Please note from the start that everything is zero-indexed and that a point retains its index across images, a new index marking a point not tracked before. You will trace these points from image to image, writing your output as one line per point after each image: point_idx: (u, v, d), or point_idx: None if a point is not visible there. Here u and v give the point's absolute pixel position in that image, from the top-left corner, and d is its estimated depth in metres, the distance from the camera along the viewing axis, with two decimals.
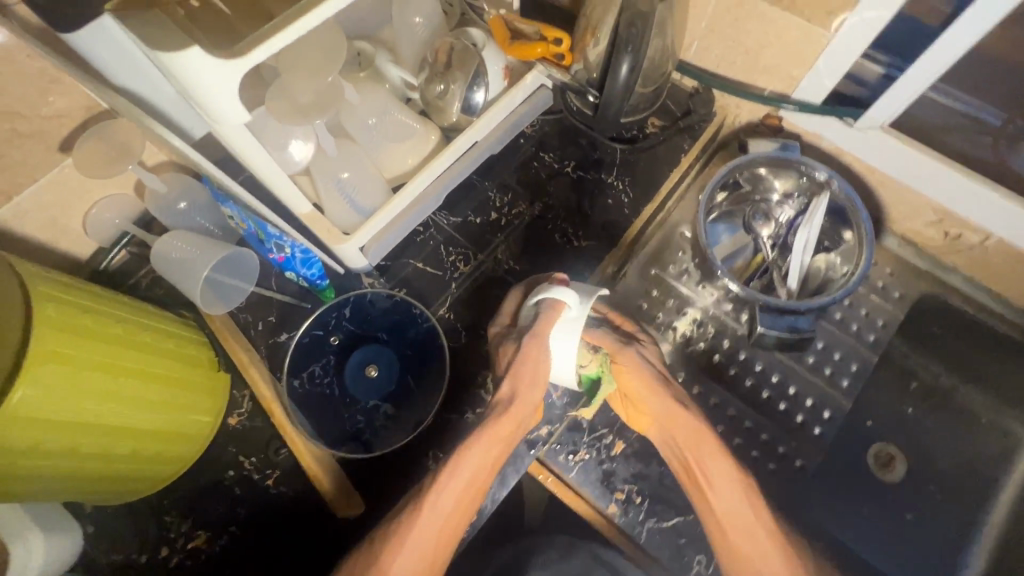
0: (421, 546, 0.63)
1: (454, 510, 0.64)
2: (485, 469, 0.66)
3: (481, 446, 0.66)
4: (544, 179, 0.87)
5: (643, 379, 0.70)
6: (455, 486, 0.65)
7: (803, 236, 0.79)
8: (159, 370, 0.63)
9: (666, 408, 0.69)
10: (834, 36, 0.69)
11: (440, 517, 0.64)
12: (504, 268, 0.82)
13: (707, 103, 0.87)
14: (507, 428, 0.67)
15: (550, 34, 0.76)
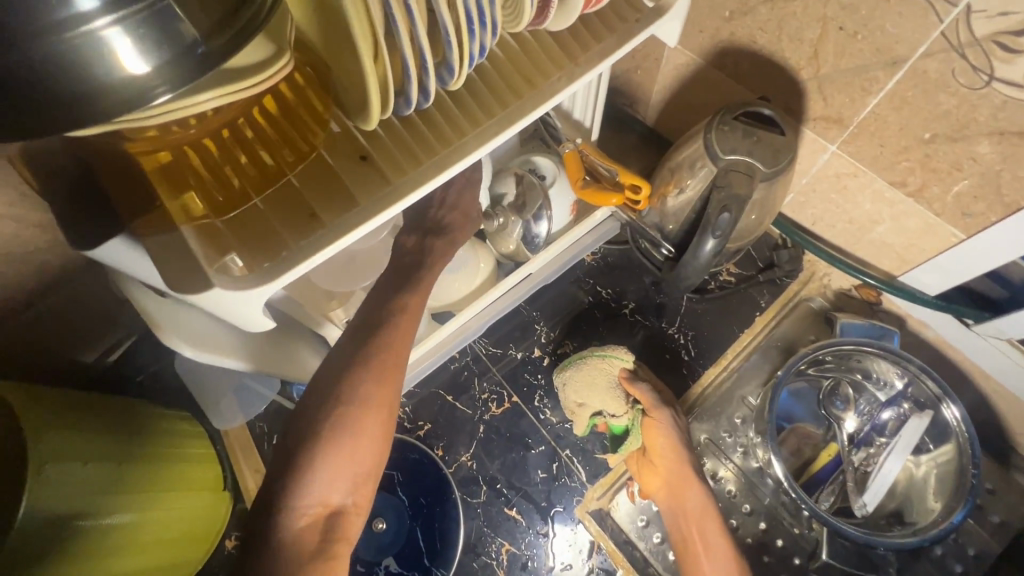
0: (372, 417, 0.48)
1: (394, 383, 0.50)
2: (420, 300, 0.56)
3: (417, 281, 0.57)
4: (597, 317, 0.79)
5: (670, 446, 0.67)
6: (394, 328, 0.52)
7: (892, 462, 0.67)
8: (171, 505, 0.60)
9: (675, 462, 0.67)
10: (966, 239, 0.58)
11: (382, 386, 0.49)
12: (539, 417, 0.74)
13: (795, 261, 0.76)
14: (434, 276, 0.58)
15: (629, 180, 0.67)
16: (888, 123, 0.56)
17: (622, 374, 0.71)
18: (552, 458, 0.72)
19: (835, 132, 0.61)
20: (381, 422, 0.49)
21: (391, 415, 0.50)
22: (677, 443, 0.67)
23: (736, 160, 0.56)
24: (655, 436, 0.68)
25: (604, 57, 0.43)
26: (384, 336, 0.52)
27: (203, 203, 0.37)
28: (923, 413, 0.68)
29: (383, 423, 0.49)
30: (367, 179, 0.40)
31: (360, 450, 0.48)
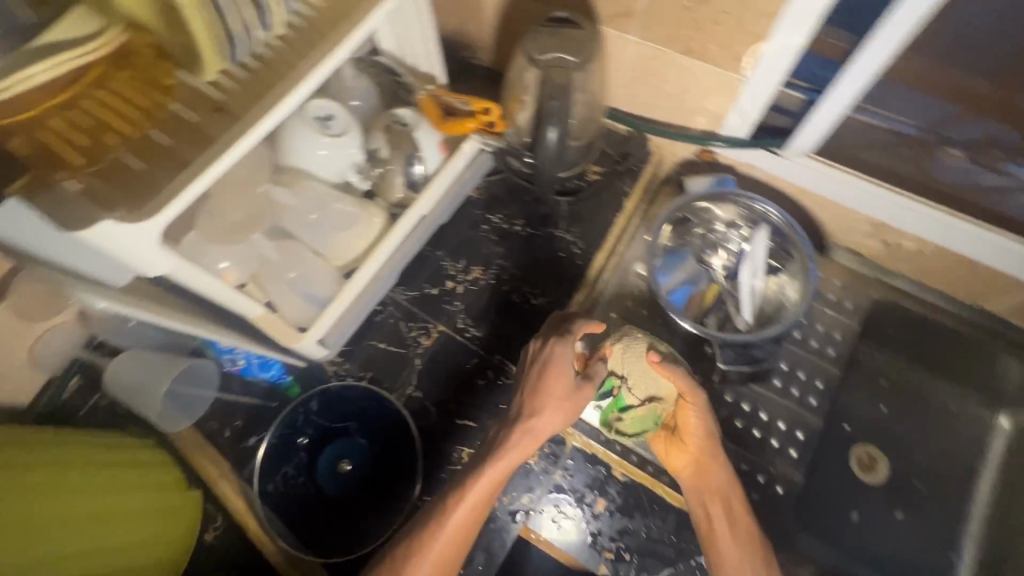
0: (445, 536, 0.61)
1: (462, 530, 0.61)
2: (496, 482, 0.63)
3: (484, 475, 0.63)
4: (494, 241, 0.88)
5: (700, 432, 0.69)
6: (448, 532, 0.61)
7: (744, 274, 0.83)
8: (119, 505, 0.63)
9: (704, 441, 0.68)
10: (747, 78, 0.72)
11: (453, 532, 0.61)
12: (466, 335, 0.82)
13: (643, 146, 0.90)
14: (506, 471, 0.64)
15: (479, 105, 0.77)
16: (660, 4, 0.69)
17: (651, 355, 0.70)
18: (485, 367, 0.80)
19: (629, 24, 0.74)
20: (434, 566, 0.60)
21: (449, 561, 0.61)
22: (700, 417, 0.69)
23: (551, 58, 0.66)
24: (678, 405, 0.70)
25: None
26: (480, 483, 0.63)
27: (69, 166, 0.41)
28: (761, 228, 0.83)
29: (443, 563, 0.60)
30: (223, 124, 0.46)
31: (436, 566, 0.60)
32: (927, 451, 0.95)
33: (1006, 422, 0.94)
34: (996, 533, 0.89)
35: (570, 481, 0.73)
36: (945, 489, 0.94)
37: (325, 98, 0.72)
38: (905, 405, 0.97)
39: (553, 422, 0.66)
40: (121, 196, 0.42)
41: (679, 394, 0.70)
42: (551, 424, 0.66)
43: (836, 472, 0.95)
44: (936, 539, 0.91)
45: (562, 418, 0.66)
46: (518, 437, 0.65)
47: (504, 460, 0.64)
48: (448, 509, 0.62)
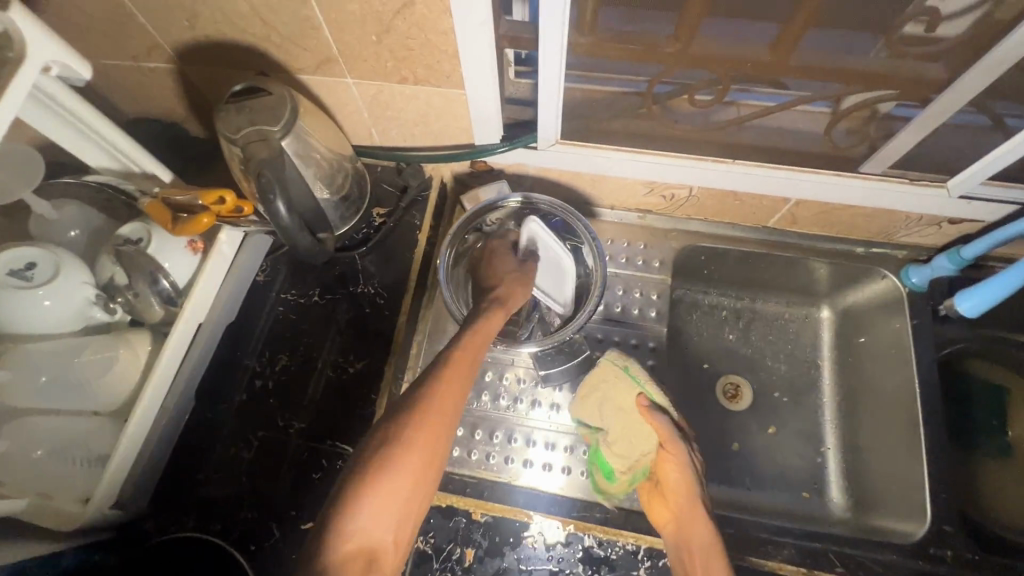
0: (435, 399, 0.61)
1: (459, 384, 0.63)
2: (476, 343, 0.68)
3: (462, 340, 0.68)
4: (296, 319, 0.82)
5: (681, 475, 0.71)
6: (440, 389, 0.62)
7: (532, 265, 0.79)
8: None
9: (686, 484, 0.71)
10: (464, 91, 0.71)
11: (451, 387, 0.63)
12: (290, 431, 0.76)
13: (417, 173, 0.87)
14: (486, 333, 0.70)
15: (208, 195, 0.70)
16: (351, 44, 0.66)
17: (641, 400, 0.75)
18: (318, 457, 0.74)
19: (337, 68, 0.71)
20: (439, 416, 0.60)
21: (449, 419, 0.61)
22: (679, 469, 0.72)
23: (246, 134, 0.62)
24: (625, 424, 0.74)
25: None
26: (466, 344, 0.67)
27: None
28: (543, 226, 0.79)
29: (446, 419, 0.61)
30: None
31: (423, 443, 0.58)
32: (776, 361, 1.03)
33: (828, 313, 1.03)
34: (846, 417, 0.96)
35: (432, 545, 0.69)
36: (800, 389, 1.01)
37: (19, 245, 0.64)
38: (745, 326, 1.05)
39: (521, 294, 0.76)
40: None
41: (660, 446, 0.74)
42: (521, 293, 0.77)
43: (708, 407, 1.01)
44: (804, 437, 0.97)
45: (525, 287, 0.77)
46: (485, 311, 0.72)
47: (481, 329, 0.70)
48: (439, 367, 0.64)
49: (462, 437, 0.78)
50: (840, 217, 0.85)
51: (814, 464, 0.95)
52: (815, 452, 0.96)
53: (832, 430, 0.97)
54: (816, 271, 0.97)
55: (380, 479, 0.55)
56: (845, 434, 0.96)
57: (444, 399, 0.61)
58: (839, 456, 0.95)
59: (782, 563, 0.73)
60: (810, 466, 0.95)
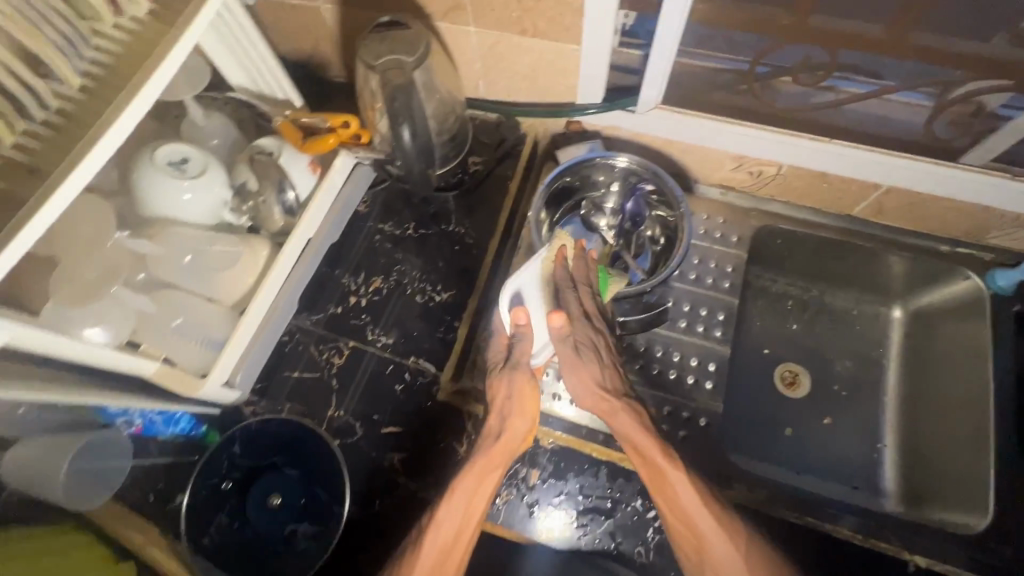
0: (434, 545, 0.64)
1: (464, 518, 0.66)
2: (476, 479, 0.67)
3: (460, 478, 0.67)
4: (390, 247, 0.89)
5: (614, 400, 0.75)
6: (441, 534, 0.65)
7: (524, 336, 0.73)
8: None
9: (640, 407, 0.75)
10: (580, 46, 0.76)
11: (461, 515, 0.66)
12: (378, 345, 0.82)
13: (515, 128, 0.92)
14: (496, 459, 0.69)
15: (337, 120, 0.78)
16: None
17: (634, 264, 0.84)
18: (402, 371, 0.80)
19: (464, 16, 0.77)
20: (447, 545, 0.65)
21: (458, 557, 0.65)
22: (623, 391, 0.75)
23: (386, 60, 0.68)
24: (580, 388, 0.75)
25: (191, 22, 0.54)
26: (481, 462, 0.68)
27: None
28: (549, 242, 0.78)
29: (450, 553, 0.64)
30: (30, 188, 0.46)
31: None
32: (842, 355, 1.02)
33: (900, 314, 1.02)
34: (908, 415, 0.96)
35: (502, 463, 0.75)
36: (864, 384, 1.00)
37: (177, 142, 0.71)
38: (811, 317, 1.05)
39: (520, 416, 0.71)
40: None
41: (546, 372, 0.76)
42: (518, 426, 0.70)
43: (764, 391, 1.02)
44: (861, 432, 0.97)
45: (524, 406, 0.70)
46: (494, 437, 0.70)
47: (480, 463, 0.68)
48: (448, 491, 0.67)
49: None
50: (928, 210, 0.85)
51: (870, 459, 0.95)
52: (871, 448, 0.96)
53: (893, 428, 0.96)
54: (892, 266, 0.96)
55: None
56: (905, 432, 0.95)
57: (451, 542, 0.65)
58: (897, 455, 0.94)
59: (843, 528, 0.72)
60: (864, 461, 0.95)
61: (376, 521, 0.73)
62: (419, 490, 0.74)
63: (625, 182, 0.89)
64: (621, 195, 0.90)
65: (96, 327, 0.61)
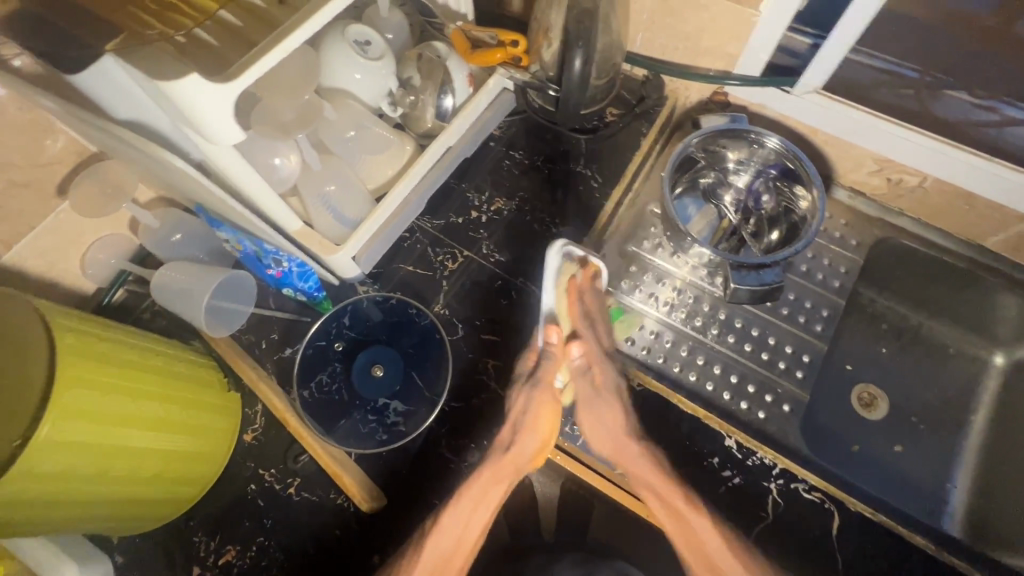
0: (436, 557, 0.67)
1: (463, 529, 0.69)
2: (475, 502, 0.70)
3: (464, 494, 0.70)
4: (517, 174, 0.92)
5: (609, 438, 0.74)
6: (444, 546, 0.68)
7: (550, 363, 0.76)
8: (171, 392, 0.65)
9: (622, 439, 0.73)
10: (761, 13, 0.76)
11: (460, 530, 0.69)
12: (490, 260, 0.86)
13: (659, 88, 0.94)
14: (500, 476, 0.71)
15: (507, 37, 0.82)
16: None
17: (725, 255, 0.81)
18: (508, 288, 0.84)
19: None
20: (443, 560, 0.67)
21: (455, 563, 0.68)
22: (619, 419, 0.75)
23: None
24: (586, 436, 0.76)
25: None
26: (468, 509, 0.70)
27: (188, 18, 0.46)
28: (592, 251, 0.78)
29: (451, 563, 0.68)
30: (287, 13, 0.50)
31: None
32: (930, 389, 0.99)
33: (1002, 362, 0.98)
34: (990, 463, 0.92)
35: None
36: (947, 423, 0.97)
37: (364, 25, 0.76)
38: (905, 345, 1.01)
39: (528, 444, 0.73)
40: (208, 71, 0.46)
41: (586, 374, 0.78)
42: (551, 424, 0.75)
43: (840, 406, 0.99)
44: (935, 468, 0.94)
45: (534, 437, 0.72)
46: (502, 449, 0.72)
47: (474, 486, 0.70)
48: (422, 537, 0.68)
49: (634, 329, 0.87)
50: None
51: (938, 495, 0.92)
52: (941, 485, 0.93)
53: (969, 471, 0.93)
54: (1007, 309, 0.93)
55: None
56: (981, 479, 0.92)
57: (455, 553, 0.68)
58: (968, 498, 0.91)
59: (916, 536, 0.71)
60: (932, 495, 0.92)
61: (465, 416, 0.77)
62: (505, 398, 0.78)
63: (761, 162, 0.88)
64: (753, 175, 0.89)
65: (280, 158, 0.70)
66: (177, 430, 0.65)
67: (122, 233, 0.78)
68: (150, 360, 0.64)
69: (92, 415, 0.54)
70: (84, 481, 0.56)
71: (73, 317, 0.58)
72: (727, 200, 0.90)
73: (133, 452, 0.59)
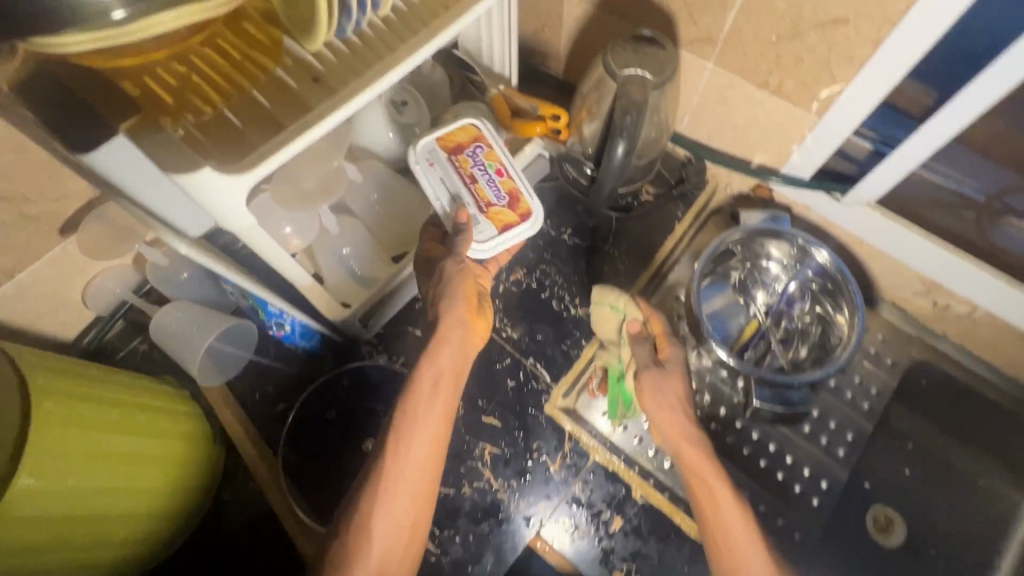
0: (399, 472, 0.61)
1: (424, 441, 0.63)
2: (428, 415, 0.64)
3: (409, 398, 0.65)
4: (541, 246, 0.88)
5: (668, 411, 0.69)
6: (407, 461, 0.61)
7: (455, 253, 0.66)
8: (151, 452, 0.61)
9: (677, 413, 0.68)
10: (821, 120, 0.71)
11: (418, 444, 0.62)
12: (502, 335, 0.82)
13: (700, 173, 0.90)
14: (444, 391, 0.66)
15: (548, 110, 0.78)
16: (745, 34, 0.69)
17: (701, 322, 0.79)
18: (517, 369, 0.79)
19: (709, 51, 0.74)
20: (411, 472, 0.61)
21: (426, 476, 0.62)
22: (681, 397, 0.70)
23: (631, 73, 0.66)
24: (647, 402, 0.69)
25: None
26: (416, 429, 0.63)
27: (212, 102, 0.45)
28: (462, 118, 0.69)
29: (423, 478, 0.62)
30: (321, 95, 0.48)
31: (401, 511, 0.60)
32: None
33: None
34: None
35: (604, 354, 0.78)
36: None
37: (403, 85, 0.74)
38: None
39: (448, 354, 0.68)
40: (220, 159, 0.44)
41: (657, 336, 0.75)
42: (451, 314, 0.68)
43: None
44: None
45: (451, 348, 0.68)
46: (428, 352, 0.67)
47: (416, 399, 0.65)
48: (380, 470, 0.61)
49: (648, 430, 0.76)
50: None
51: None
52: None
53: None
54: None
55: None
56: None
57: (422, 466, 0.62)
58: None
59: None
60: None
61: (455, 503, 0.72)
62: (497, 491, 0.72)
63: (809, 273, 0.82)
64: (798, 286, 0.83)
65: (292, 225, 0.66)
66: (145, 495, 0.61)
67: (129, 264, 0.76)
68: (132, 419, 0.60)
69: (63, 485, 0.51)
70: (44, 553, 0.53)
71: (58, 375, 0.55)
72: (760, 300, 0.85)
73: (95, 521, 0.56)
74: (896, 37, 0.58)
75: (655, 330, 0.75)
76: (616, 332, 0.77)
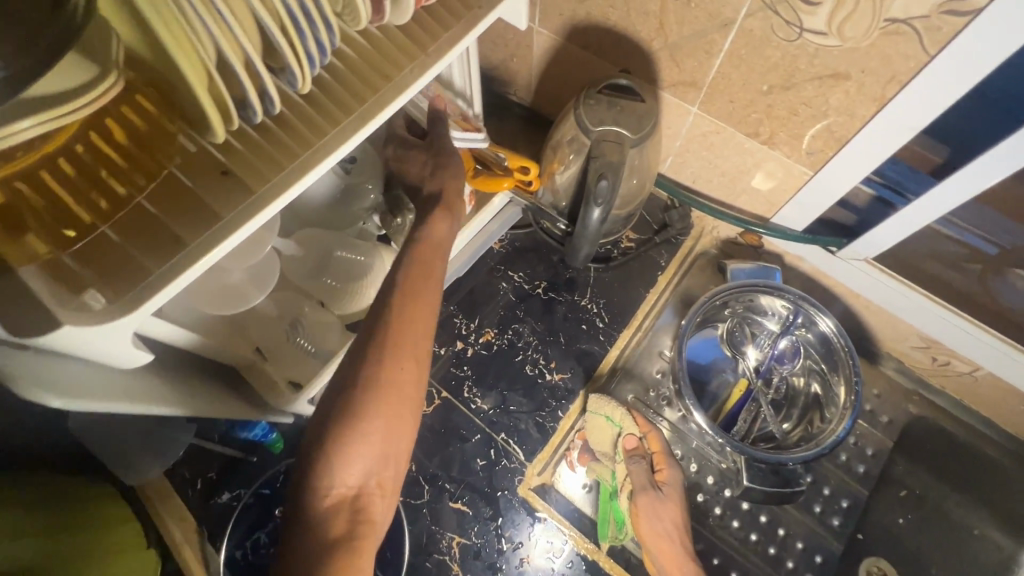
0: (389, 345, 0.48)
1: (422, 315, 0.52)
2: (420, 288, 0.53)
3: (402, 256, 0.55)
4: (513, 301, 0.80)
5: (665, 540, 0.67)
6: (396, 332, 0.49)
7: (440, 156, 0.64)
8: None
9: (674, 544, 0.66)
10: (813, 175, 0.65)
11: (407, 313, 0.51)
12: (471, 407, 0.75)
13: (684, 219, 0.83)
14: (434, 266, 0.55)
15: (515, 164, 0.70)
16: (732, 81, 0.62)
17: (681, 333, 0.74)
18: (489, 445, 0.73)
19: (693, 95, 0.67)
20: (404, 340, 0.49)
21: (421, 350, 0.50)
22: (678, 525, 0.68)
23: (606, 130, 0.60)
24: (643, 530, 0.67)
25: (452, 44, 0.46)
26: (421, 286, 0.53)
27: (90, 211, 0.36)
28: None
29: (418, 355, 0.50)
30: (230, 199, 0.40)
31: (395, 384, 0.47)
32: None
33: None
34: None
35: (596, 466, 0.73)
36: None
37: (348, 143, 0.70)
38: None
39: (443, 225, 0.59)
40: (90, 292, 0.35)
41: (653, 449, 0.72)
42: (455, 199, 0.61)
43: None
44: None
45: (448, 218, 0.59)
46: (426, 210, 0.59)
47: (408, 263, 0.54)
48: (387, 326, 0.49)
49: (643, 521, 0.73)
50: None
51: None
52: None
53: None
54: None
55: (362, 560, 0.42)
56: None
57: (414, 327, 0.50)
58: None
59: None
60: None
61: None
62: None
63: (803, 332, 0.77)
64: (791, 344, 0.78)
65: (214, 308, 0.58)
66: None
67: None
68: None
69: None
70: None
71: None
72: (751, 356, 0.78)
73: None
74: (900, 98, 0.52)
75: (652, 447, 0.72)
76: (610, 445, 0.73)
